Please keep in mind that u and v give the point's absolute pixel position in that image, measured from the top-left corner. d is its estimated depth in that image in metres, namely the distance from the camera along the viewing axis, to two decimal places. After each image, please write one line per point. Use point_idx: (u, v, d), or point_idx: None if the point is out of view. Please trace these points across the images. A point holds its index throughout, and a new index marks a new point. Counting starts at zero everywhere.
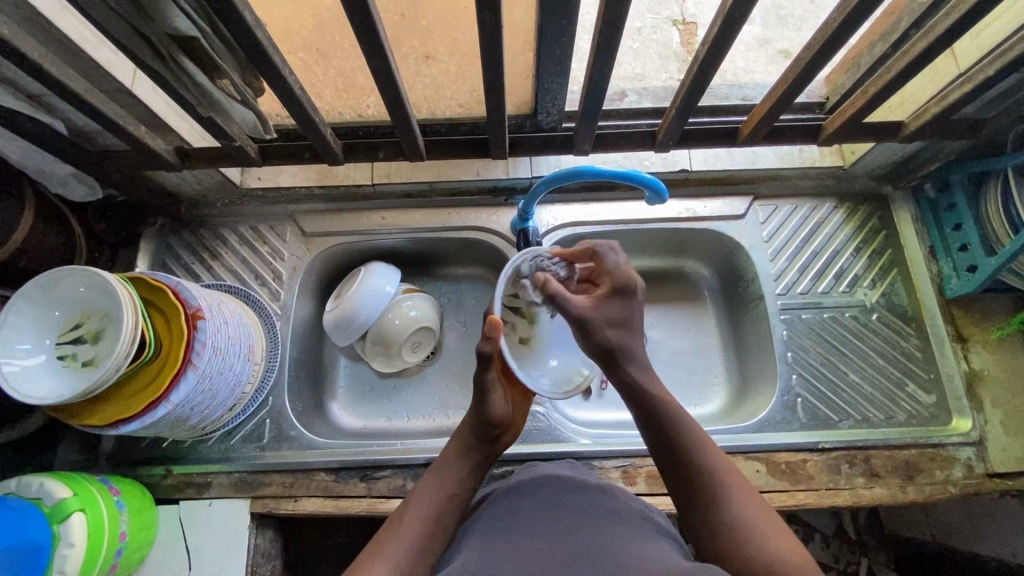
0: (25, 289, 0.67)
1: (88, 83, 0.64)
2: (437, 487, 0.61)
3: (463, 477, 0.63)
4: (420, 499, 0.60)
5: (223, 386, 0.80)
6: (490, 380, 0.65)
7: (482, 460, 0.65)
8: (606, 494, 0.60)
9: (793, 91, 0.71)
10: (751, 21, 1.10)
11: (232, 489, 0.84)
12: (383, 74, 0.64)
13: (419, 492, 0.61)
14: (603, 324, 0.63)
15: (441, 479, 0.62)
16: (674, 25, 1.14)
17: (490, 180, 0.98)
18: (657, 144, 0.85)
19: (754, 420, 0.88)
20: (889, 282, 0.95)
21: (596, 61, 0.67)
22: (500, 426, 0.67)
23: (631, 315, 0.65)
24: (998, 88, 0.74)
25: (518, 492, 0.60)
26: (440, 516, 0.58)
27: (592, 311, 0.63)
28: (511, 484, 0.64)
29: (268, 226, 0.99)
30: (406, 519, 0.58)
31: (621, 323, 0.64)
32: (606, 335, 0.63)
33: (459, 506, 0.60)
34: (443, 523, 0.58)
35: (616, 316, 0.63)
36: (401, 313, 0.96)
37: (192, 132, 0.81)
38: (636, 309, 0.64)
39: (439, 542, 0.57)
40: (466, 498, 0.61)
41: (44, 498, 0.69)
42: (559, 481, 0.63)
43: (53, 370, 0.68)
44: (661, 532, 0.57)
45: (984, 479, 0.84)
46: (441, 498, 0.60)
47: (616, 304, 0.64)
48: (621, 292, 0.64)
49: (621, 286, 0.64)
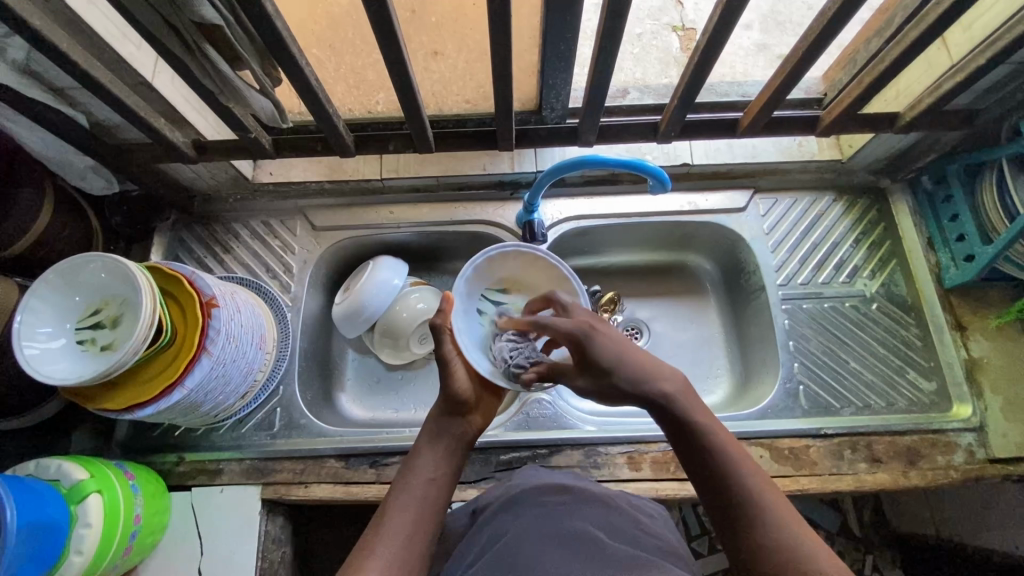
0: (46, 275, 0.69)
1: (111, 74, 0.66)
2: (414, 476, 0.61)
3: (439, 461, 0.63)
4: (399, 491, 0.60)
5: (235, 373, 0.82)
6: (447, 352, 0.67)
7: (458, 439, 0.65)
8: (605, 506, 0.64)
9: (790, 82, 0.73)
10: (750, 26, 1.13)
11: (243, 476, 0.86)
12: (395, 64, 0.66)
13: (398, 483, 0.61)
14: (599, 392, 0.62)
15: (417, 465, 0.62)
16: (674, 32, 1.17)
17: (497, 175, 1.00)
18: (659, 135, 0.87)
19: (757, 407, 0.89)
20: (888, 273, 0.97)
21: (600, 52, 0.69)
22: (468, 402, 0.66)
23: (605, 352, 0.61)
24: (991, 79, 0.76)
25: (521, 504, 0.64)
26: (420, 506, 0.59)
27: (588, 380, 0.62)
28: (511, 493, 0.68)
29: (279, 220, 1.01)
30: (389, 512, 0.58)
31: (609, 371, 0.60)
32: (613, 393, 0.60)
33: (439, 489, 0.61)
34: (423, 511, 0.59)
35: (599, 367, 0.60)
36: (408, 305, 0.98)
37: (208, 126, 0.83)
38: (603, 341, 0.61)
39: (424, 529, 0.58)
40: (446, 479, 0.62)
41: (61, 479, 0.70)
42: (560, 489, 0.67)
43: (72, 354, 0.69)
44: (664, 546, 0.61)
45: (986, 464, 0.85)
46: (421, 484, 0.60)
47: (590, 354, 0.61)
48: (578, 343, 0.62)
49: (575, 339, 0.63)
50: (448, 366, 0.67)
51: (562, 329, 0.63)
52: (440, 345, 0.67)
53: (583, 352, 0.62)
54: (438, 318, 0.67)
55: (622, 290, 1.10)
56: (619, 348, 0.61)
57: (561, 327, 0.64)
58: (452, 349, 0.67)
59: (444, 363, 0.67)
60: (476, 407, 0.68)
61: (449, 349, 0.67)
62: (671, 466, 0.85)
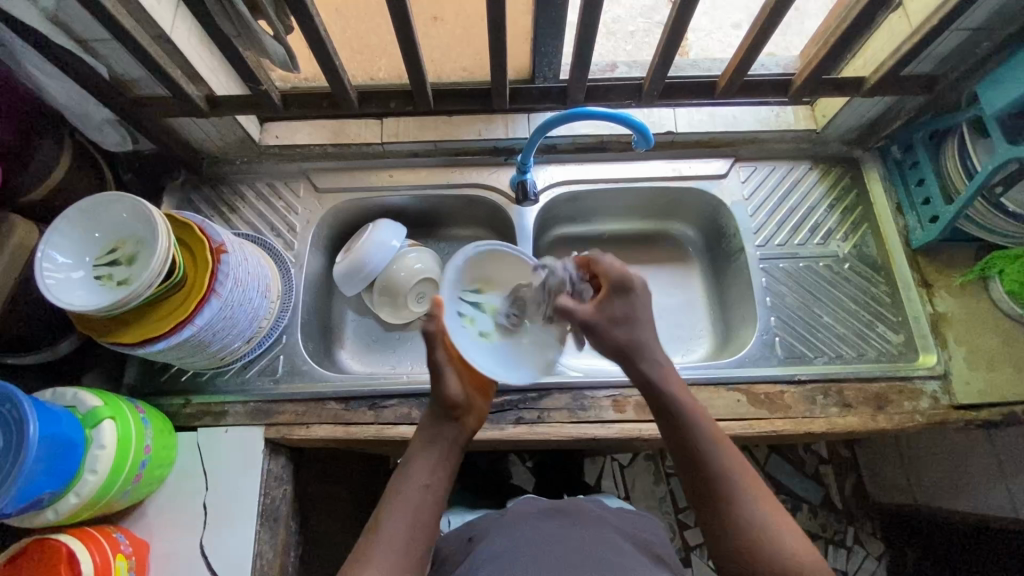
0: (68, 212, 0.74)
1: (134, 23, 0.71)
2: (410, 482, 0.68)
3: (433, 467, 0.70)
4: (396, 498, 0.67)
5: (242, 318, 0.86)
6: (439, 360, 0.72)
7: (448, 444, 0.73)
8: (589, 527, 0.79)
9: (761, 39, 0.79)
10: (739, 26, 1.16)
11: (247, 417, 0.90)
12: (399, 18, 0.72)
13: (393, 490, 0.68)
14: (605, 323, 0.68)
15: (412, 472, 0.70)
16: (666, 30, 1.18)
17: (492, 141, 1.05)
18: (643, 96, 0.92)
19: (736, 356, 0.95)
20: (860, 235, 1.02)
21: (586, 10, 0.75)
22: (458, 407, 0.74)
23: (632, 308, 0.69)
24: (946, 45, 0.83)
25: (516, 526, 0.79)
26: (415, 511, 0.66)
27: (598, 312, 0.68)
28: (507, 515, 0.84)
29: (283, 182, 1.06)
30: (387, 518, 0.66)
31: (623, 322, 0.69)
32: (612, 335, 0.68)
33: (435, 492, 0.69)
34: (418, 515, 0.66)
35: (616, 314, 0.69)
36: (406, 265, 1.03)
37: (220, 83, 0.88)
38: (636, 299, 0.69)
39: (419, 532, 0.65)
40: (440, 487, 0.69)
41: (78, 406, 0.74)
42: (551, 513, 0.82)
43: (90, 285, 0.74)
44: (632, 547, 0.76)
45: (950, 409, 0.90)
46: (416, 490, 0.68)
47: (617, 302, 0.69)
48: (619, 290, 0.69)
49: (615, 284, 0.69)
50: (441, 374, 0.73)
51: (613, 268, 0.69)
52: (435, 352, 0.72)
53: (614, 295, 0.69)
54: (432, 326, 0.70)
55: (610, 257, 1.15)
56: (644, 312, 0.69)
57: (612, 265, 0.69)
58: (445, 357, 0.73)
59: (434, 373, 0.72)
60: (467, 412, 0.75)
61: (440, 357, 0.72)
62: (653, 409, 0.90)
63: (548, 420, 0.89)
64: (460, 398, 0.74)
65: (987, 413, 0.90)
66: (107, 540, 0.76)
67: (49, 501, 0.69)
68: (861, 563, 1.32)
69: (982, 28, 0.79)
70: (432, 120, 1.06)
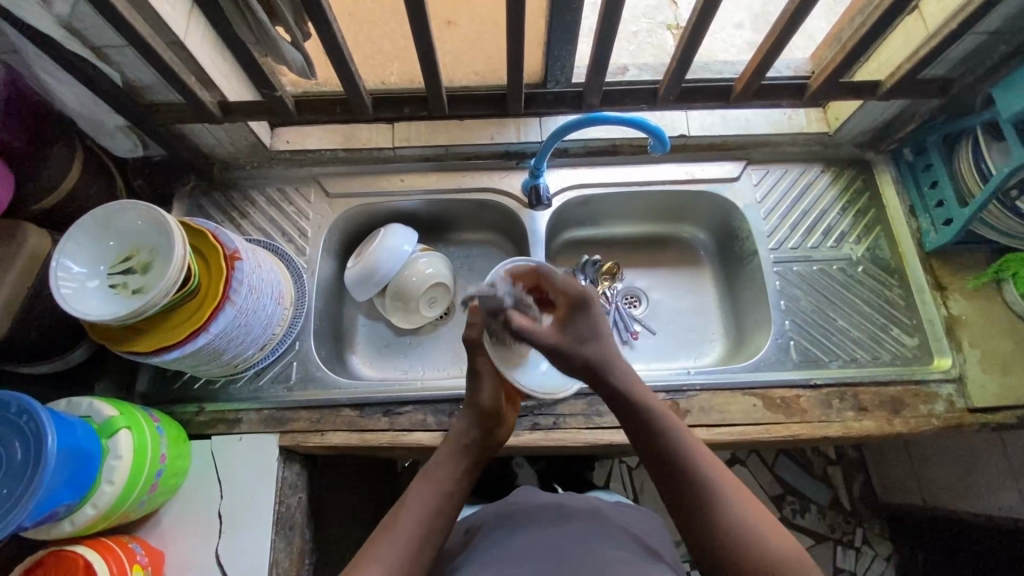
0: (83, 221, 0.73)
1: (150, 29, 0.71)
2: (436, 484, 0.69)
3: (458, 475, 0.71)
4: (418, 497, 0.67)
5: (256, 325, 0.86)
6: (478, 366, 0.77)
7: (476, 453, 0.74)
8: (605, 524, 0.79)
9: (779, 43, 0.79)
10: (742, 25, 1.15)
11: (261, 425, 0.89)
12: (418, 24, 0.71)
13: (416, 488, 0.69)
14: (574, 343, 0.70)
15: (437, 473, 0.71)
16: (669, 29, 1.17)
17: (503, 145, 1.05)
18: (659, 100, 0.92)
19: (751, 361, 0.94)
20: (873, 238, 1.02)
21: (606, 15, 0.74)
22: (493, 417, 0.76)
23: (595, 323, 0.71)
24: (964, 48, 0.83)
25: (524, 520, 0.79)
26: (435, 514, 0.67)
27: (562, 334, 0.71)
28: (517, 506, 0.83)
29: (293, 188, 1.05)
30: (404, 513, 0.66)
31: (589, 339, 0.70)
32: (582, 356, 0.70)
33: (454, 500, 0.69)
34: (434, 521, 0.66)
35: (581, 333, 0.71)
36: (418, 270, 1.02)
37: (233, 88, 0.88)
38: (595, 315, 0.71)
39: (433, 536, 0.65)
40: (461, 495, 0.70)
41: (93, 416, 0.73)
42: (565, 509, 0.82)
43: (104, 294, 0.73)
44: (644, 547, 0.77)
45: (966, 413, 0.90)
46: (437, 493, 0.68)
47: (578, 321, 0.71)
48: (576, 307, 0.72)
49: (574, 301, 0.72)
50: (480, 380, 0.77)
51: (565, 287, 0.72)
52: (475, 359, 0.77)
53: (574, 315, 0.71)
54: (472, 333, 0.77)
55: (620, 260, 1.15)
56: (607, 326, 0.72)
57: (566, 283, 0.73)
58: (487, 364, 0.78)
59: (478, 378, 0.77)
60: (498, 425, 0.77)
61: (482, 364, 0.77)
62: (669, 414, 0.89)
63: (564, 426, 0.89)
64: (496, 409, 0.76)
65: (1003, 416, 0.90)
66: (123, 550, 0.76)
67: (65, 512, 0.69)
68: (869, 564, 1.32)
69: (998, 32, 0.79)
70: (443, 124, 1.05)
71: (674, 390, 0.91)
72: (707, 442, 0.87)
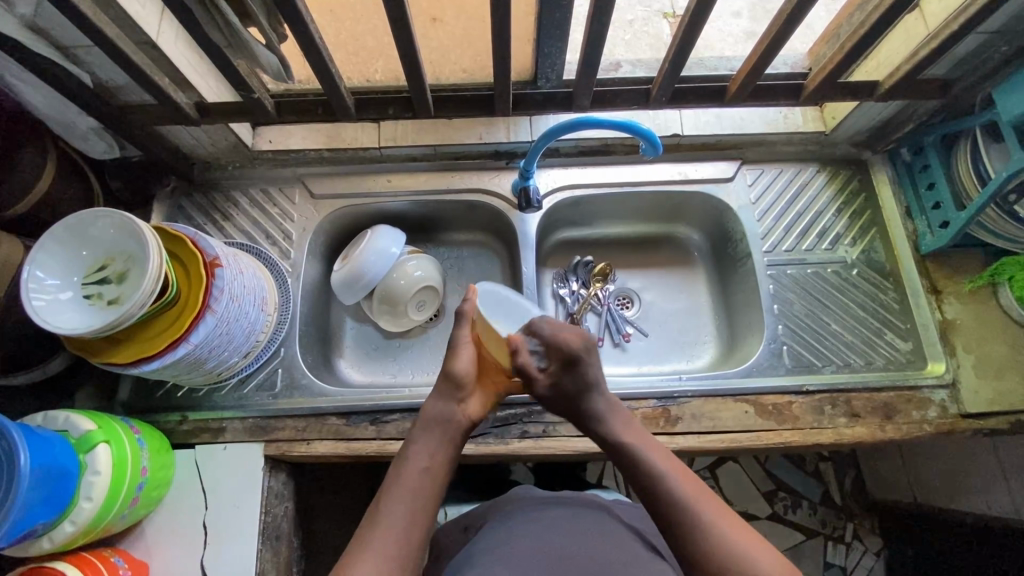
0: (53, 229, 0.71)
1: (119, 31, 0.68)
2: (413, 464, 0.66)
3: (435, 450, 0.68)
4: (397, 483, 0.64)
5: (238, 333, 0.84)
6: (460, 338, 0.76)
7: (451, 428, 0.70)
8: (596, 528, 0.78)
9: (773, 46, 0.77)
10: (739, 15, 1.12)
11: (246, 433, 0.88)
12: (398, 24, 0.68)
13: (394, 475, 0.66)
14: (561, 398, 0.73)
15: (414, 455, 0.68)
16: (664, 18, 1.14)
17: (493, 144, 1.02)
18: (651, 101, 0.90)
19: (743, 366, 0.93)
20: (868, 241, 1.01)
21: (595, 17, 0.72)
22: (465, 388, 0.73)
23: (581, 378, 0.72)
24: (964, 49, 0.81)
25: (514, 518, 0.78)
26: (417, 498, 0.63)
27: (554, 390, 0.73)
28: (506, 507, 0.82)
29: (278, 189, 1.02)
30: (386, 504, 0.63)
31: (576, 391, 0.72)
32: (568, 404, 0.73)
33: (435, 478, 0.66)
34: (417, 501, 0.63)
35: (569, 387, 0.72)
36: (405, 272, 1.00)
37: (210, 88, 0.85)
38: (584, 370, 0.72)
39: (418, 520, 0.62)
40: (441, 472, 0.67)
41: (70, 430, 0.71)
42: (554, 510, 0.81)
43: (79, 305, 0.71)
44: (642, 545, 0.76)
45: (958, 419, 0.89)
46: (416, 474, 0.65)
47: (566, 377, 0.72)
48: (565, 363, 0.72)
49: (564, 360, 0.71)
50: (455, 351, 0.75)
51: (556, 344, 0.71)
52: (457, 330, 0.76)
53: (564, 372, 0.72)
54: (467, 306, 0.76)
55: (612, 262, 1.13)
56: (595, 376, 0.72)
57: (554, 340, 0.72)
58: (466, 336, 0.76)
59: (453, 348, 0.75)
60: (474, 392, 0.74)
61: (462, 336, 0.76)
62: (660, 421, 0.88)
63: (554, 434, 0.88)
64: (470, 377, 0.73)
65: (996, 422, 0.89)
66: (105, 564, 0.74)
67: (43, 530, 0.67)
68: (859, 559, 1.32)
69: (999, 32, 0.77)
70: (432, 123, 1.02)
71: (665, 397, 0.89)
72: (697, 449, 0.87)
